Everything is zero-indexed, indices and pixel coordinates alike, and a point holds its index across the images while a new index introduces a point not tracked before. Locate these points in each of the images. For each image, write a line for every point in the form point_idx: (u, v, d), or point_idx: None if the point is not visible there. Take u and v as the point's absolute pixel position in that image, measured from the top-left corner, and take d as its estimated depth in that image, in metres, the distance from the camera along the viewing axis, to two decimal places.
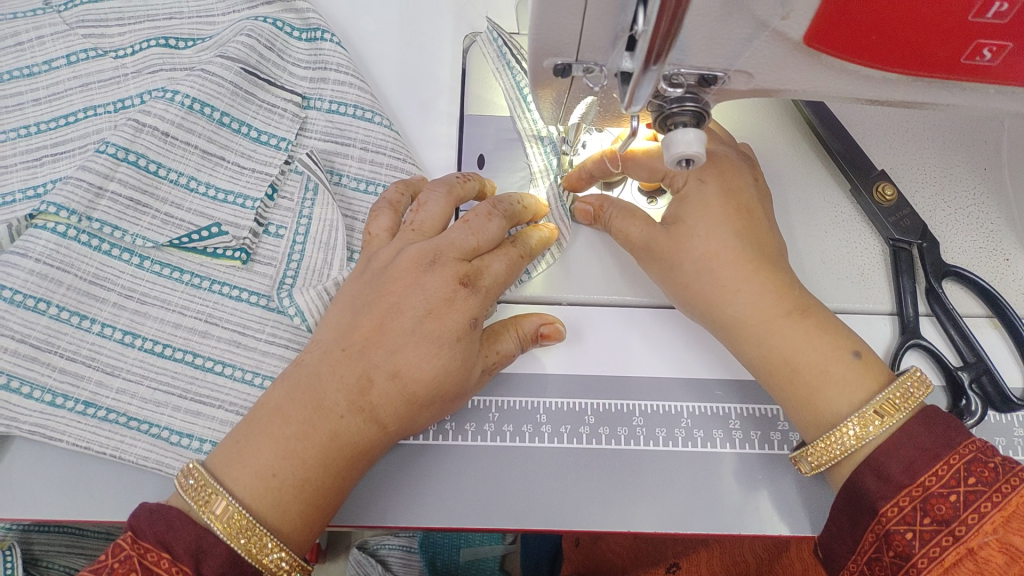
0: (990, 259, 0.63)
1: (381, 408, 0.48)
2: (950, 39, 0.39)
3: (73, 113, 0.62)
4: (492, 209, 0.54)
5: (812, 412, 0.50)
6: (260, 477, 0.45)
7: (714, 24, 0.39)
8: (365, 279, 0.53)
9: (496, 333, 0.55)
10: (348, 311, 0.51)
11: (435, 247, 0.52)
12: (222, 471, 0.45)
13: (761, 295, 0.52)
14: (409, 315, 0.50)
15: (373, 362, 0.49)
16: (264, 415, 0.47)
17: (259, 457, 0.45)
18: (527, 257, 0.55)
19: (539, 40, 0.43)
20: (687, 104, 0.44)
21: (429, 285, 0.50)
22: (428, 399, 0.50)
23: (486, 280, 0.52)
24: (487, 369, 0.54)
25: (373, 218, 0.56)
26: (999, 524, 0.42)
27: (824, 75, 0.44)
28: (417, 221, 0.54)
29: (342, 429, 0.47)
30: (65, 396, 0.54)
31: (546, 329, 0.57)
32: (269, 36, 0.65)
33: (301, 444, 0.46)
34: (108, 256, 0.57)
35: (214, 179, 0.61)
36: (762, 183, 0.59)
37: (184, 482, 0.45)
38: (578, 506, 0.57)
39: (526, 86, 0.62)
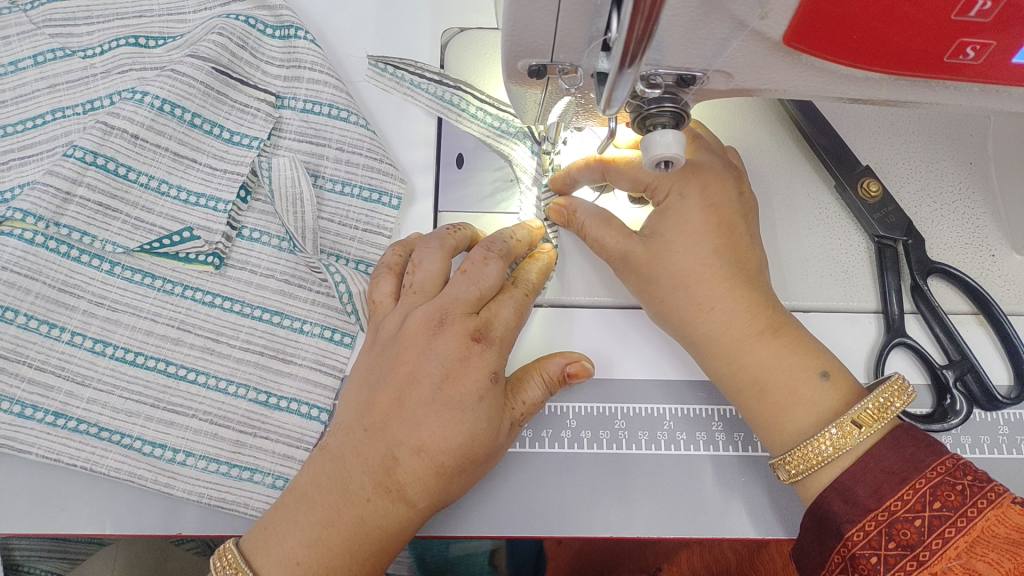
0: (976, 255, 0.62)
1: (409, 485, 0.47)
2: (933, 37, 0.38)
3: (40, 115, 0.60)
4: (487, 251, 0.53)
5: (779, 437, 0.50)
6: (285, 564, 0.45)
7: (691, 24, 0.38)
8: (378, 350, 0.52)
9: (519, 381, 0.53)
10: (364, 387, 0.51)
11: (439, 307, 0.51)
12: (252, 561, 0.46)
13: (735, 313, 0.52)
14: (427, 383, 0.49)
15: (397, 439, 0.48)
16: (290, 500, 0.48)
17: (284, 544, 0.46)
18: (531, 293, 0.55)
19: (513, 40, 0.41)
20: (666, 105, 0.43)
21: (442, 348, 0.49)
22: (457, 468, 0.48)
23: (497, 330, 0.51)
24: (517, 421, 0.52)
25: (375, 284, 0.55)
26: (963, 550, 0.42)
27: (805, 74, 0.43)
28: (417, 283, 0.53)
29: (368, 513, 0.47)
30: (34, 407, 0.53)
31: (571, 369, 0.55)
32: (241, 33, 0.63)
33: (327, 530, 0.46)
34: (77, 263, 0.56)
35: (186, 182, 0.59)
36: (745, 196, 0.57)
37: (218, 563, 0.46)
38: (560, 512, 0.56)
39: (441, 89, 0.64)
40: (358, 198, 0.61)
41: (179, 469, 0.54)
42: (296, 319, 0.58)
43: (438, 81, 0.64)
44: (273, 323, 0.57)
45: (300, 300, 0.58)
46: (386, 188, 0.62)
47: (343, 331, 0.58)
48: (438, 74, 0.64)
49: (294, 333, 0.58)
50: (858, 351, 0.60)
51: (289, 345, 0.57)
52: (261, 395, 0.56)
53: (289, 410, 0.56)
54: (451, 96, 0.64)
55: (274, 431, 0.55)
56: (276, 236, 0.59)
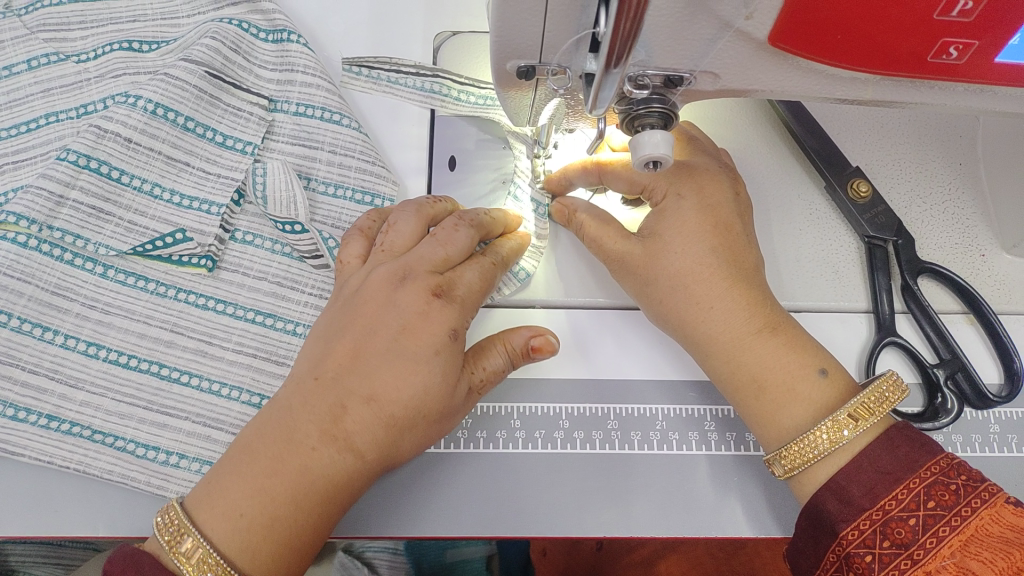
0: (966, 254, 0.62)
1: (356, 435, 0.47)
2: (916, 37, 0.38)
3: (34, 119, 0.60)
4: (458, 220, 0.54)
5: (774, 431, 0.51)
6: (228, 518, 0.44)
7: (677, 25, 0.39)
8: (338, 308, 0.52)
9: (480, 351, 0.53)
10: (320, 341, 0.51)
11: (403, 265, 0.52)
12: (195, 513, 0.45)
13: (732, 313, 0.52)
14: (383, 335, 0.49)
15: (348, 388, 0.47)
16: (235, 452, 0.46)
17: (227, 497, 0.44)
18: (500, 265, 0.55)
19: (501, 42, 0.42)
20: (654, 105, 0.44)
21: (402, 302, 0.50)
22: (408, 421, 0.48)
23: (460, 290, 0.52)
24: (475, 388, 0.52)
25: (344, 246, 0.55)
26: (957, 548, 0.43)
27: (792, 74, 0.43)
28: (389, 242, 0.54)
29: (312, 462, 0.45)
30: (28, 410, 0.53)
31: (536, 341, 0.54)
32: (234, 37, 0.63)
33: (270, 480, 0.45)
34: (70, 266, 0.56)
35: (179, 186, 0.60)
36: (742, 197, 0.58)
37: (161, 521, 0.45)
38: (553, 513, 0.56)
39: (422, 80, 0.64)
40: (351, 200, 0.62)
41: (172, 471, 0.54)
42: (289, 322, 0.58)
43: (415, 72, 0.64)
44: (267, 326, 0.58)
45: (293, 302, 0.58)
46: (379, 190, 0.62)
47: None
48: (414, 67, 0.64)
49: (287, 335, 0.58)
50: (849, 350, 0.60)
51: (281, 347, 0.57)
52: (254, 397, 0.56)
53: None
54: (435, 85, 0.64)
55: None
56: (269, 239, 0.60)
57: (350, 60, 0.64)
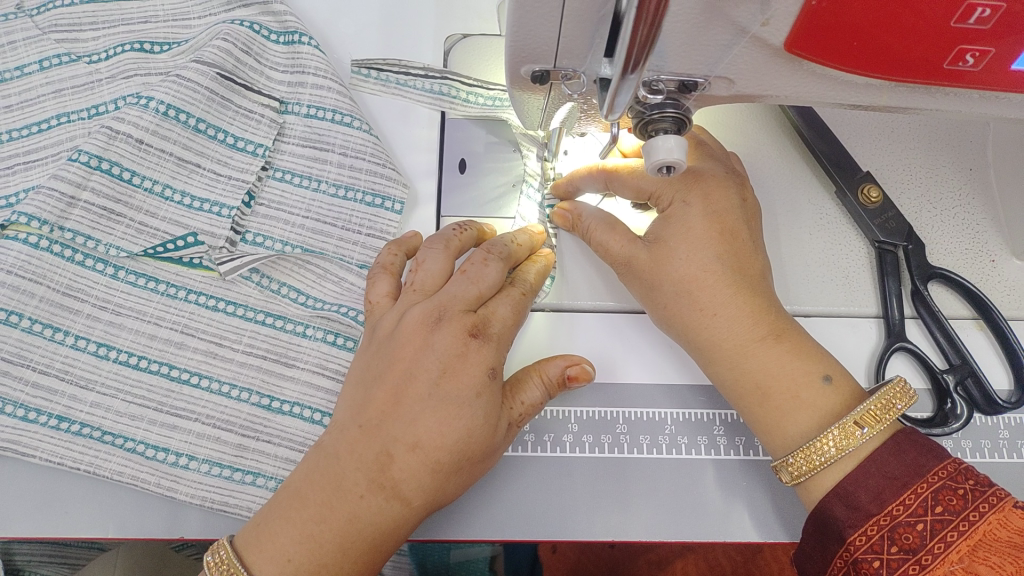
0: (976, 260, 0.62)
1: (402, 482, 0.47)
2: (933, 44, 0.38)
3: (45, 119, 0.61)
4: (487, 253, 0.53)
5: (780, 438, 0.51)
6: (277, 562, 0.45)
7: (694, 31, 0.39)
8: (375, 349, 0.52)
9: (518, 382, 0.53)
10: (361, 387, 0.51)
11: (437, 305, 0.51)
12: (246, 553, 0.46)
13: (736, 320, 0.52)
14: (423, 379, 0.48)
15: (392, 436, 0.47)
16: (285, 497, 0.48)
17: (277, 541, 0.46)
18: (529, 292, 0.55)
19: (516, 46, 0.42)
20: (668, 111, 0.44)
21: (439, 344, 0.49)
22: (453, 466, 0.48)
23: (495, 328, 0.51)
24: (514, 422, 0.52)
25: (371, 285, 0.55)
26: (966, 553, 0.43)
27: (806, 80, 0.43)
28: (418, 281, 0.53)
29: (361, 511, 0.46)
30: (39, 410, 0.53)
31: (572, 371, 0.54)
32: (245, 39, 0.63)
33: (319, 526, 0.46)
34: (81, 267, 0.56)
35: (190, 187, 0.60)
36: (749, 204, 0.58)
37: (213, 558, 0.47)
38: (562, 517, 0.56)
39: (433, 82, 0.65)
40: (362, 203, 0.62)
41: (182, 472, 0.54)
42: (298, 324, 0.58)
43: (426, 74, 0.65)
44: (277, 327, 0.58)
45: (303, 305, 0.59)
46: (389, 193, 0.62)
47: (346, 335, 0.59)
48: (423, 70, 0.65)
49: (296, 337, 0.58)
50: (859, 355, 0.60)
51: (292, 349, 0.57)
52: (264, 399, 0.56)
53: (292, 413, 0.56)
54: (446, 87, 0.65)
55: (277, 435, 0.55)
56: (280, 240, 0.59)
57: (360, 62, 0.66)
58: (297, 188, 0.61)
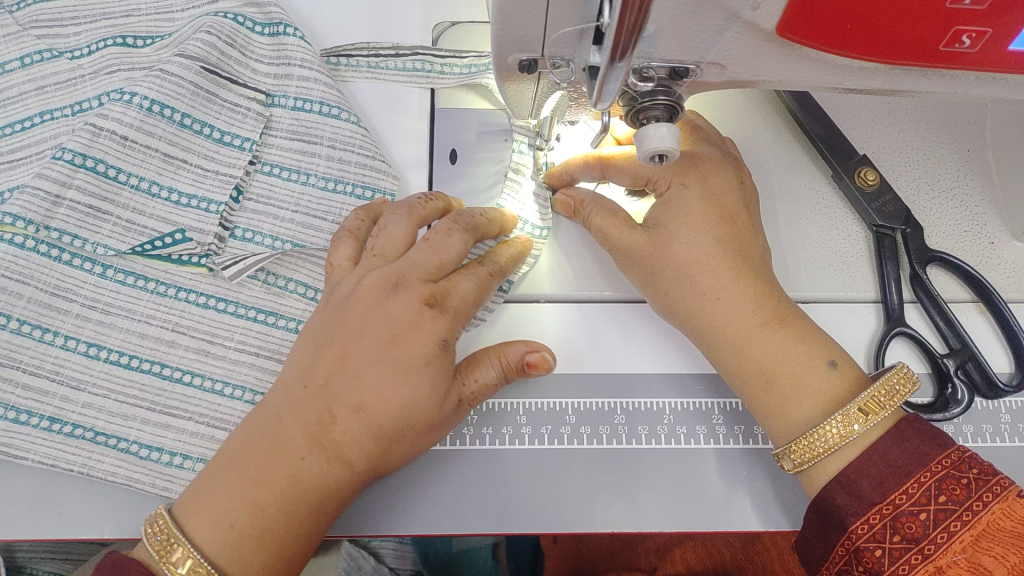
0: (975, 242, 0.62)
1: (345, 445, 0.47)
2: (928, 25, 0.37)
3: (28, 117, 0.60)
4: (452, 224, 0.53)
5: (784, 425, 0.50)
6: (218, 528, 0.45)
7: (683, 16, 0.38)
8: (329, 311, 0.52)
9: (474, 361, 0.52)
10: (309, 346, 0.50)
11: (396, 271, 0.51)
12: (185, 519, 0.46)
13: (739, 305, 0.52)
14: (373, 341, 0.49)
15: (336, 398, 0.48)
16: (225, 459, 0.47)
17: (216, 506, 0.46)
18: (497, 275, 0.54)
19: (502, 35, 0.41)
20: (659, 98, 0.43)
21: (393, 307, 0.50)
22: (397, 433, 0.48)
23: (454, 300, 0.51)
24: (464, 399, 0.51)
25: (333, 248, 0.54)
26: (969, 543, 0.43)
27: (800, 65, 0.42)
28: (379, 246, 0.53)
29: (302, 473, 0.46)
30: (30, 412, 0.53)
31: (532, 358, 0.53)
32: (229, 32, 0.62)
33: (260, 490, 0.46)
34: (69, 266, 0.55)
35: (177, 183, 0.59)
36: (746, 186, 0.57)
37: (151, 529, 0.46)
38: (561, 509, 0.56)
39: (404, 60, 0.65)
40: (352, 196, 0.61)
41: (177, 472, 0.53)
42: (291, 320, 0.58)
43: (397, 52, 0.65)
44: (268, 324, 0.57)
45: (296, 300, 0.58)
46: (379, 185, 0.62)
47: None
48: (392, 48, 0.65)
49: (290, 333, 0.57)
50: (858, 341, 0.59)
51: (285, 345, 0.57)
52: (258, 396, 0.56)
53: None
54: (420, 64, 0.65)
55: None
56: (269, 236, 0.58)
57: (326, 53, 0.65)
58: (286, 181, 0.61)
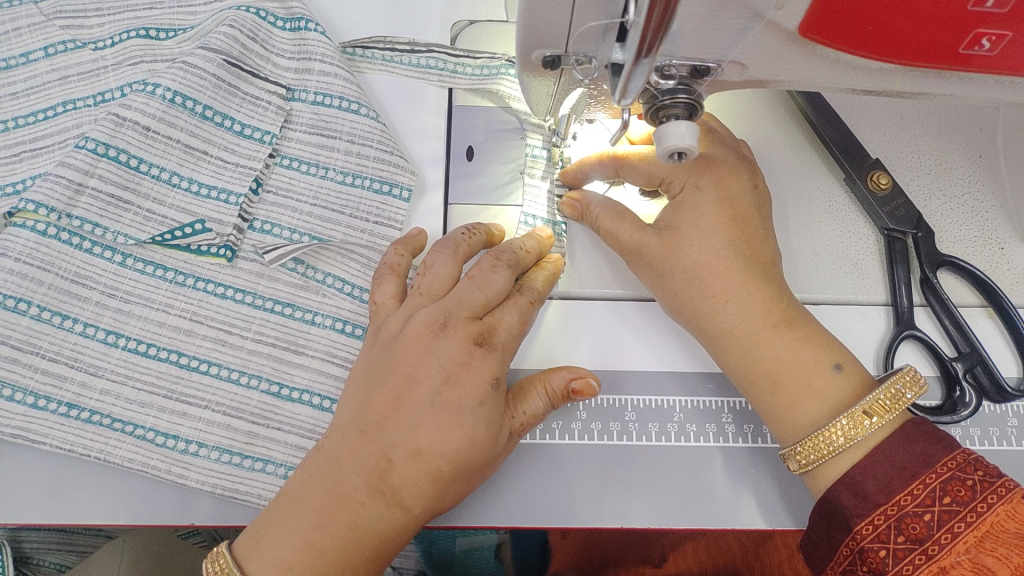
0: (986, 248, 0.62)
1: (404, 490, 0.48)
2: (948, 27, 0.38)
3: (51, 106, 0.60)
4: (496, 260, 0.53)
5: (790, 427, 0.51)
6: (279, 571, 0.46)
7: (707, 15, 0.39)
8: (377, 350, 0.52)
9: (521, 393, 0.53)
10: (361, 388, 0.51)
11: (443, 309, 0.51)
12: (246, 561, 0.47)
13: (748, 308, 0.52)
14: (426, 385, 0.49)
15: (393, 442, 0.48)
16: (284, 502, 0.49)
17: (277, 551, 0.47)
18: (536, 302, 0.54)
19: (527, 31, 0.42)
20: (680, 96, 0.44)
21: (443, 350, 0.49)
22: (454, 474, 0.49)
23: (500, 336, 0.51)
24: (514, 431, 0.52)
25: (377, 286, 0.56)
26: (972, 544, 0.43)
27: (819, 66, 0.43)
28: (424, 284, 0.53)
29: (361, 518, 0.47)
30: (48, 397, 0.53)
31: (576, 384, 0.53)
32: (252, 25, 0.63)
33: (320, 535, 0.47)
34: (90, 254, 0.56)
35: (197, 175, 0.59)
36: (760, 189, 0.58)
37: (212, 566, 0.48)
38: (571, 504, 0.56)
39: (417, 57, 0.66)
40: (370, 190, 0.61)
41: (192, 459, 0.54)
42: (307, 311, 0.58)
43: (410, 49, 0.66)
44: (285, 315, 0.58)
45: (312, 292, 0.58)
46: (397, 180, 0.62)
47: (354, 323, 0.59)
48: (408, 44, 0.66)
49: (306, 325, 0.58)
50: (868, 343, 0.60)
51: (301, 336, 0.57)
52: (273, 386, 0.56)
53: (301, 401, 0.56)
54: (432, 61, 0.66)
55: (286, 422, 0.56)
56: (288, 228, 0.60)
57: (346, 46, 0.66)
58: (304, 175, 0.61)
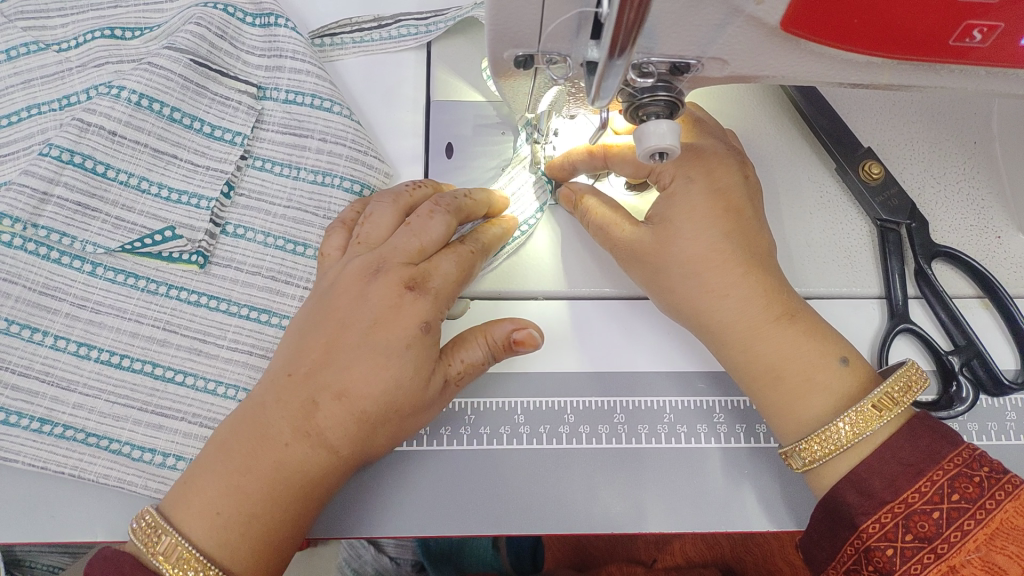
0: (982, 237, 0.60)
1: (328, 431, 0.46)
2: (937, 18, 0.36)
3: (15, 111, 0.58)
4: (435, 206, 0.52)
5: (794, 423, 0.49)
6: (206, 517, 0.44)
7: (684, 10, 0.36)
8: (315, 299, 0.51)
9: (460, 342, 0.52)
10: (295, 336, 0.50)
11: (378, 257, 0.51)
12: (173, 510, 0.45)
13: (747, 301, 0.51)
14: (355, 330, 0.48)
15: (319, 385, 0.47)
16: (210, 451, 0.47)
17: (203, 496, 0.45)
18: (480, 252, 0.53)
19: (497, 31, 0.40)
20: (659, 94, 0.42)
21: (373, 295, 0.49)
22: (381, 416, 0.48)
23: (434, 282, 0.50)
24: (451, 380, 0.51)
25: (326, 237, 0.54)
26: (983, 542, 0.42)
27: (804, 60, 0.41)
28: (365, 234, 0.52)
29: (286, 458, 0.46)
30: (20, 413, 0.52)
31: (518, 335, 0.52)
32: (219, 22, 0.61)
33: (244, 478, 0.45)
34: (58, 265, 0.54)
35: (167, 179, 0.57)
36: (751, 179, 0.56)
37: (138, 525, 0.45)
38: (560, 509, 0.55)
39: (383, 29, 0.65)
40: (345, 190, 0.60)
41: (170, 474, 0.53)
42: (285, 318, 0.56)
43: (377, 23, 0.64)
44: (262, 322, 0.56)
45: (289, 297, 0.57)
46: (374, 180, 0.60)
47: None
48: (375, 20, 0.65)
49: (283, 332, 0.56)
50: (862, 338, 0.58)
51: (279, 344, 0.56)
52: None
53: None
54: (399, 29, 0.64)
55: None
56: (261, 232, 0.58)
57: (314, 32, 0.65)
58: (278, 176, 0.59)
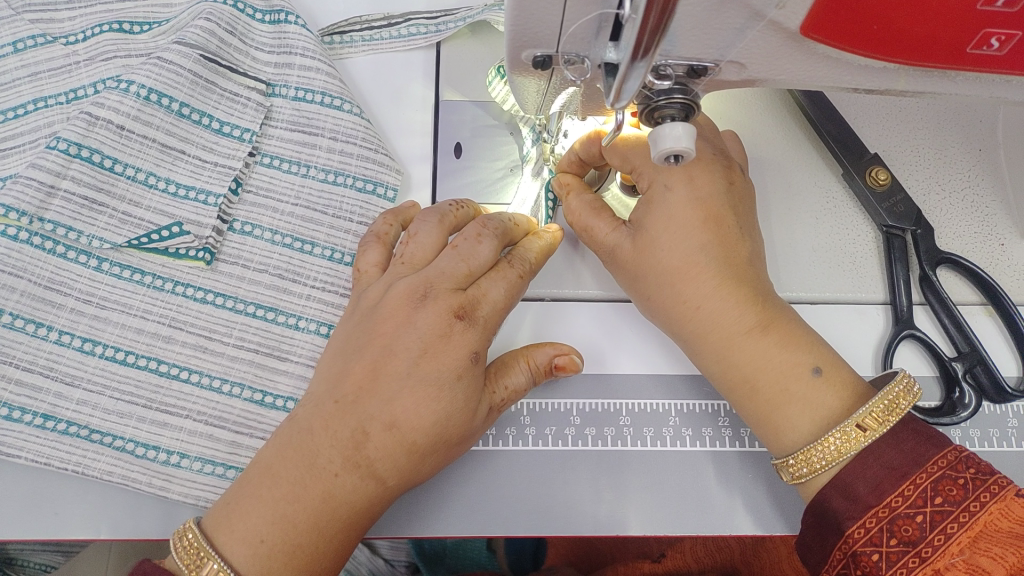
0: (985, 244, 0.61)
1: (378, 462, 0.46)
2: (955, 26, 0.36)
3: (22, 104, 0.58)
4: (481, 229, 0.52)
5: (774, 435, 0.50)
6: (249, 543, 0.44)
7: (705, 14, 0.37)
8: (356, 319, 0.51)
9: (502, 367, 0.52)
10: (337, 358, 0.50)
11: (425, 279, 0.50)
12: (215, 533, 0.45)
13: (724, 312, 0.51)
14: (404, 358, 0.48)
15: (368, 413, 0.47)
16: (254, 475, 0.46)
17: (248, 521, 0.45)
18: (527, 275, 0.53)
19: (517, 32, 0.40)
20: (676, 96, 0.42)
21: (423, 322, 0.48)
22: (430, 447, 0.48)
23: (483, 310, 0.50)
24: (496, 406, 0.51)
25: (361, 254, 0.54)
26: (966, 545, 0.42)
27: (820, 65, 0.41)
28: (408, 254, 0.52)
29: (334, 488, 0.46)
30: (23, 409, 0.51)
31: (560, 360, 0.53)
32: (230, 18, 0.61)
33: (292, 507, 0.45)
34: (63, 259, 0.54)
35: (175, 175, 0.57)
36: (736, 186, 0.55)
37: (181, 544, 0.45)
38: (564, 512, 0.55)
39: (393, 28, 0.65)
40: (353, 189, 0.60)
41: (174, 471, 0.52)
42: (291, 316, 0.56)
43: (388, 21, 0.65)
44: (268, 320, 0.56)
45: (295, 296, 0.57)
46: (382, 179, 0.60)
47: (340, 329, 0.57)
48: (384, 19, 0.65)
49: (290, 330, 0.56)
50: (866, 343, 0.59)
51: (285, 342, 0.56)
52: (256, 394, 0.54)
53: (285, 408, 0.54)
54: (410, 28, 0.64)
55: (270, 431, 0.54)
56: (269, 229, 0.58)
57: (324, 30, 0.65)
58: (286, 174, 0.59)
